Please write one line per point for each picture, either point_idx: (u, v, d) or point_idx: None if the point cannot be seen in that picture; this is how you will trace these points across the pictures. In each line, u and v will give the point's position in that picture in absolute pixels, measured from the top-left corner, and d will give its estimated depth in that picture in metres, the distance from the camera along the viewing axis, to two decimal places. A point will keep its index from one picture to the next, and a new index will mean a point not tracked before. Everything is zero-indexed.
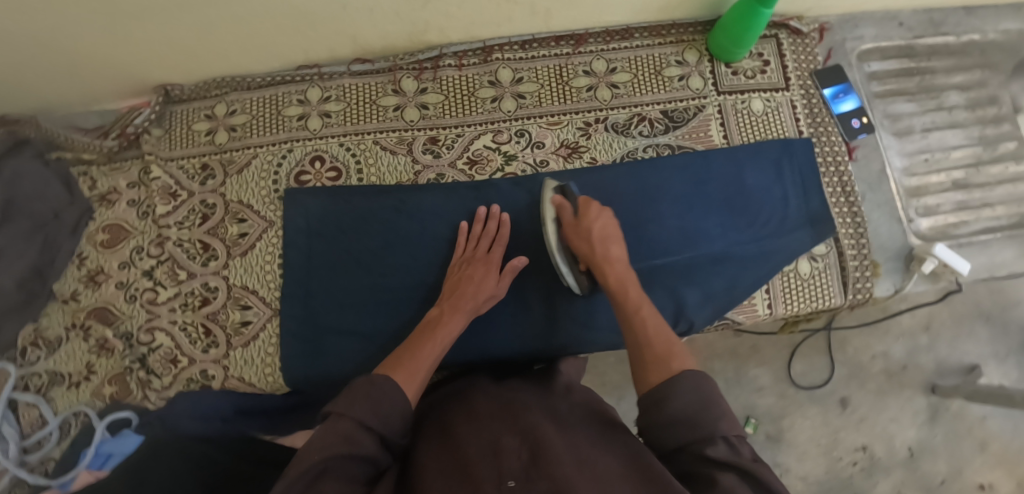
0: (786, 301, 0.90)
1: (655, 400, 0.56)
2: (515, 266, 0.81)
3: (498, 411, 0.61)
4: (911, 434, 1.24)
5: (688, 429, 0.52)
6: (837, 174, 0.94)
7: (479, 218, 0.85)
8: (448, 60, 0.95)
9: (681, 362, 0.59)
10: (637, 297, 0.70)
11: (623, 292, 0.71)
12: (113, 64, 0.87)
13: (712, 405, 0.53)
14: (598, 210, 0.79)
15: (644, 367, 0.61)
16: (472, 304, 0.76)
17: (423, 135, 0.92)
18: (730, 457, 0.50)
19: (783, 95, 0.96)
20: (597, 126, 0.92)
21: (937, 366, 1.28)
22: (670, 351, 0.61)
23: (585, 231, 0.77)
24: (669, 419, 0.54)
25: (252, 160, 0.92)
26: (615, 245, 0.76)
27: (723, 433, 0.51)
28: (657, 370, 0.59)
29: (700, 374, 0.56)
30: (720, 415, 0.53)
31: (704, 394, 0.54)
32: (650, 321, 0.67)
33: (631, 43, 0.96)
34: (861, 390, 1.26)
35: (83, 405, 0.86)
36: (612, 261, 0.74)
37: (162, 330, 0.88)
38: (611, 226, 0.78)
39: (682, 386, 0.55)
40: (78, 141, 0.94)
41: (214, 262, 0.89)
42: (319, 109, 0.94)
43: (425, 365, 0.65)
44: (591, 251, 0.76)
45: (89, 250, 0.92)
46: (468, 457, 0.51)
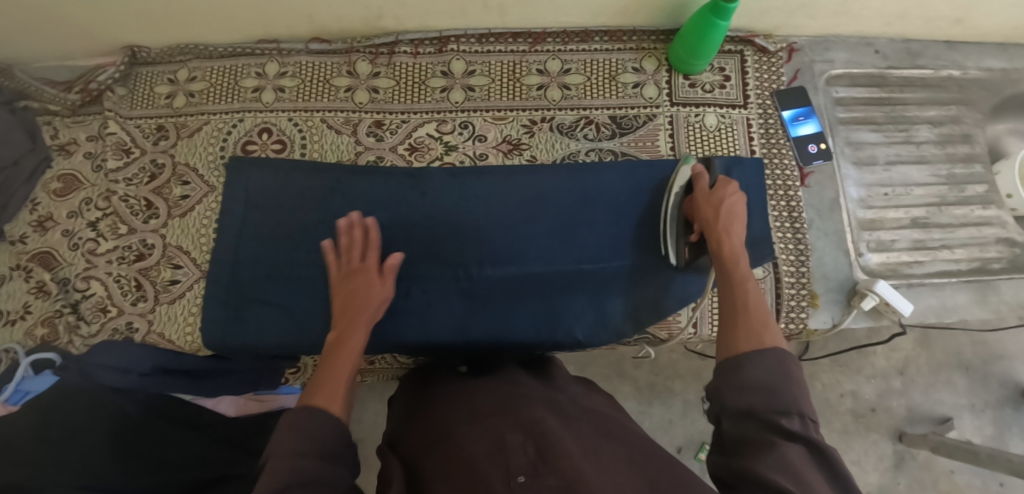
0: (712, 323, 0.90)
1: (735, 364, 0.57)
2: (394, 262, 0.82)
3: (505, 402, 0.64)
4: (871, 480, 1.19)
5: (761, 399, 0.53)
6: (785, 198, 0.91)
7: (343, 231, 0.83)
8: (403, 47, 0.95)
9: (774, 335, 0.60)
10: (745, 271, 0.70)
11: (736, 263, 0.71)
12: (80, 24, 0.91)
13: (785, 384, 0.54)
14: (733, 188, 0.79)
15: (736, 329, 0.62)
16: (369, 315, 0.76)
17: (369, 117, 0.93)
18: (802, 431, 0.50)
19: (739, 112, 0.94)
20: (542, 125, 0.92)
21: (909, 412, 1.22)
22: (767, 322, 0.62)
23: (717, 200, 0.78)
24: (746, 387, 0.55)
25: (204, 126, 0.95)
26: (735, 221, 0.76)
27: (797, 410, 0.52)
28: (749, 336, 0.60)
29: (788, 355, 0.58)
30: (800, 394, 0.53)
31: (779, 373, 0.55)
32: (754, 293, 0.67)
33: (590, 47, 0.95)
34: (825, 428, 1.21)
35: (14, 343, 0.90)
36: (731, 235, 0.74)
37: (98, 279, 0.91)
38: (741, 206, 0.79)
39: (765, 355, 0.57)
40: (45, 93, 0.98)
41: (154, 220, 0.92)
42: (273, 84, 0.96)
43: (345, 382, 0.66)
44: (715, 218, 0.76)
45: (43, 197, 0.95)
46: (474, 456, 0.55)
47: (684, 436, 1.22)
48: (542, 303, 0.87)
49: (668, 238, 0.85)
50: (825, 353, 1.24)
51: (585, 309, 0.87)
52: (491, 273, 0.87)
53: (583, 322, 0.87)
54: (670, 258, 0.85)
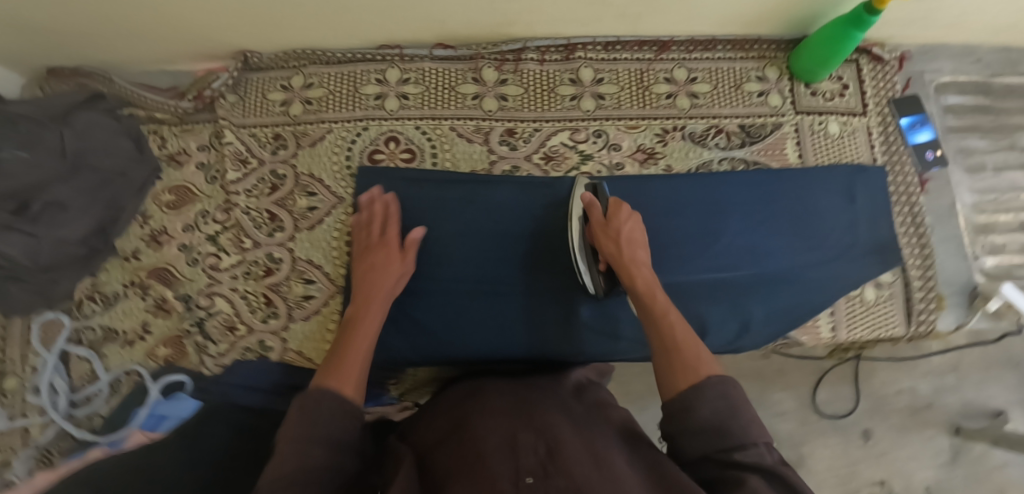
0: (850, 326, 0.90)
1: (682, 404, 0.54)
2: (416, 238, 0.82)
3: (517, 403, 0.59)
4: (929, 473, 1.23)
5: (715, 435, 0.51)
6: (908, 205, 0.93)
7: (364, 205, 0.85)
8: (530, 53, 0.94)
9: (710, 368, 0.57)
10: (663, 300, 0.68)
11: (652, 296, 0.69)
12: (196, 29, 0.87)
13: (741, 413, 0.52)
14: (627, 212, 0.78)
15: (671, 371, 0.58)
16: (387, 289, 0.76)
17: (500, 126, 0.91)
18: (759, 462, 0.48)
19: (859, 120, 0.95)
20: (674, 133, 0.92)
21: (962, 407, 1.26)
22: (698, 356, 0.58)
23: (613, 232, 0.76)
24: (697, 425, 0.52)
25: (326, 135, 0.92)
26: (638, 247, 0.75)
27: (753, 440, 0.50)
28: (686, 373, 0.56)
29: (726, 377, 0.55)
30: (752, 420, 0.52)
31: (732, 401, 0.52)
32: (678, 324, 0.64)
33: (713, 55, 0.96)
34: (884, 423, 1.26)
35: (136, 364, 0.86)
36: (638, 264, 0.73)
37: (223, 296, 0.87)
38: (638, 230, 0.78)
39: (710, 391, 0.53)
40: (151, 101, 0.94)
41: (280, 234, 0.89)
42: (396, 91, 0.93)
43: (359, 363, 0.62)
44: (619, 252, 0.74)
45: (154, 210, 0.92)
46: (483, 449, 0.48)
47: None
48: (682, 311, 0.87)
49: (583, 271, 0.81)
50: (887, 356, 1.27)
51: (729, 317, 0.88)
52: None
53: (723, 331, 0.88)
54: (588, 288, 0.82)
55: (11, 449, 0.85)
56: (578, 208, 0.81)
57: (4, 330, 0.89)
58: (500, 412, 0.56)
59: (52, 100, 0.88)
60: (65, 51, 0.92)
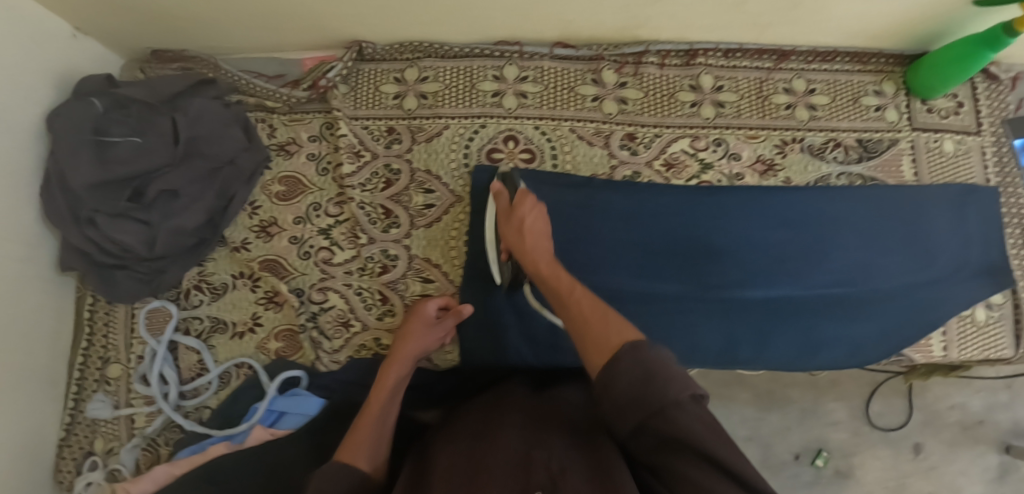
0: (961, 346, 0.90)
1: (602, 384, 0.51)
2: (464, 313, 0.80)
3: (535, 421, 0.59)
4: (977, 490, 1.23)
5: (639, 409, 0.48)
6: (1019, 227, 0.94)
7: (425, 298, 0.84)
8: (651, 57, 0.92)
9: (622, 332, 0.55)
10: (568, 281, 0.67)
11: (558, 279, 0.67)
12: (320, 17, 0.85)
13: (658, 377, 0.48)
14: (529, 202, 0.76)
15: (585, 349, 0.57)
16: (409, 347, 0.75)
17: (621, 129, 0.90)
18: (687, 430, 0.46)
19: (973, 139, 0.94)
20: (793, 145, 0.92)
21: (1014, 425, 1.25)
22: (611, 325, 0.57)
23: (516, 220, 0.75)
24: (620, 398, 0.49)
25: (443, 131, 0.90)
26: (536, 233, 0.73)
27: (673, 401, 0.47)
28: (597, 350, 0.54)
29: (641, 344, 0.51)
30: (667, 383, 0.48)
31: (650, 367, 0.49)
32: (585, 300, 0.63)
33: (832, 67, 0.94)
34: (935, 438, 1.25)
35: (247, 357, 0.85)
36: (535, 253, 0.71)
37: (335, 291, 0.86)
38: (542, 220, 0.75)
39: (624, 359, 0.51)
40: (259, 87, 0.92)
41: (395, 230, 0.87)
42: (515, 88, 0.91)
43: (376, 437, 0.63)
44: (517, 242, 0.73)
45: (263, 200, 0.90)
46: (494, 463, 0.50)
47: (801, 443, 1.25)
48: (801, 325, 0.86)
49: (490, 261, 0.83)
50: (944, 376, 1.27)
51: (848, 333, 0.87)
52: (754, 295, 0.86)
53: (841, 346, 0.87)
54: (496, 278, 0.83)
55: (117, 437, 0.85)
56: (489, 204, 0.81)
57: (110, 315, 0.89)
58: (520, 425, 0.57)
59: (159, 85, 0.86)
60: (173, 35, 0.91)
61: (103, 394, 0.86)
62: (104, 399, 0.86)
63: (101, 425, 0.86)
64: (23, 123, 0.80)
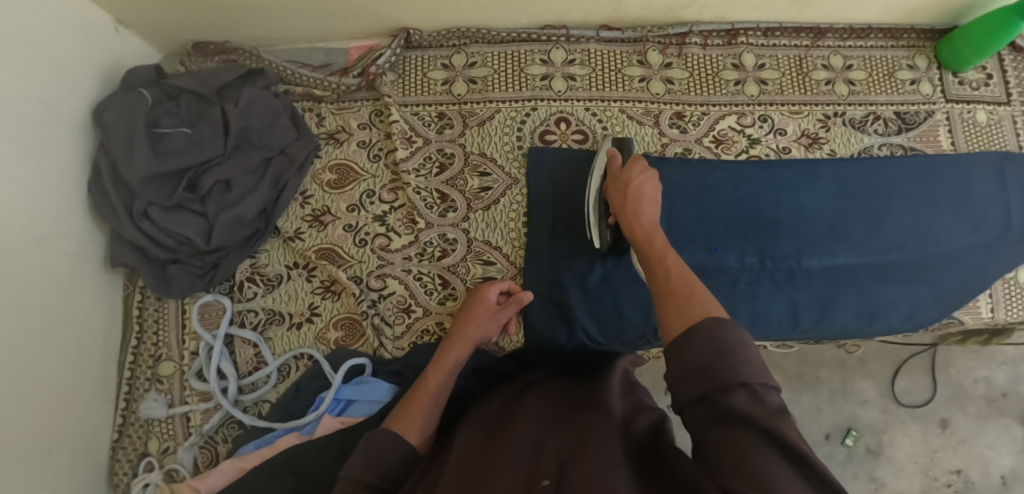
0: (1008, 307, 0.92)
1: (675, 351, 0.49)
2: (525, 300, 0.78)
3: (553, 415, 0.61)
4: (1005, 461, 1.25)
5: (706, 380, 0.45)
6: None
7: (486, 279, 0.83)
8: (694, 38, 0.94)
9: (705, 308, 0.52)
10: (664, 247, 0.64)
11: (650, 245, 0.65)
12: (374, 5, 0.86)
13: (732, 354, 0.46)
14: (641, 168, 0.74)
15: (669, 311, 0.54)
16: (476, 330, 0.76)
17: (669, 108, 0.92)
18: (750, 409, 0.43)
19: (1004, 109, 0.97)
20: (835, 119, 0.94)
21: None
22: (693, 297, 0.54)
23: (623, 183, 0.72)
24: (688, 369, 0.47)
25: (494, 114, 0.90)
26: (645, 202, 0.70)
27: (741, 383, 0.44)
28: (677, 319, 0.52)
29: (722, 323, 0.49)
30: (740, 362, 0.45)
31: (722, 343, 0.47)
32: (676, 269, 0.60)
33: (867, 43, 0.97)
34: (961, 412, 1.27)
35: (307, 347, 0.83)
36: (641, 216, 0.68)
37: (395, 278, 0.85)
38: (652, 185, 0.73)
39: (698, 334, 0.48)
40: (308, 77, 0.91)
41: (453, 214, 0.86)
42: (563, 71, 0.92)
43: (427, 410, 0.66)
44: (624, 205, 0.70)
45: (315, 189, 0.89)
46: (507, 455, 0.52)
47: (832, 423, 1.26)
48: (860, 293, 0.88)
49: (592, 225, 0.78)
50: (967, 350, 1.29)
51: (907, 299, 0.89)
52: (812, 265, 0.88)
53: (898, 311, 0.89)
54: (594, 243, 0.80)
55: (173, 437, 0.83)
56: (599, 162, 0.79)
57: (160, 312, 0.87)
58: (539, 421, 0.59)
59: (208, 76, 0.87)
60: (218, 26, 0.91)
61: (156, 393, 0.84)
62: (157, 398, 0.83)
63: (155, 425, 0.83)
64: (73, 117, 0.79)
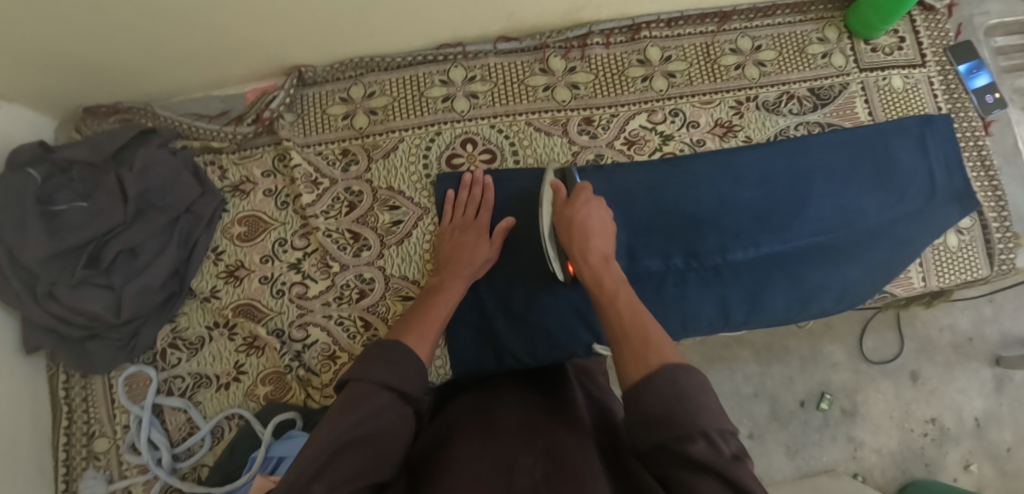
0: (939, 273, 0.92)
1: (632, 397, 0.48)
2: (505, 226, 0.81)
3: (522, 428, 0.59)
4: (978, 405, 1.25)
5: (662, 428, 0.44)
6: (977, 149, 0.95)
7: (464, 185, 0.84)
8: (596, 38, 0.92)
9: (658, 353, 0.51)
10: (613, 283, 0.63)
11: (600, 283, 0.64)
12: (256, 47, 0.83)
13: (688, 400, 0.45)
14: (587, 199, 0.74)
15: (622, 359, 0.53)
16: (470, 269, 0.78)
17: (577, 115, 0.89)
18: (709, 456, 0.42)
19: (920, 72, 0.96)
20: (748, 104, 0.92)
21: (1003, 338, 1.27)
22: (646, 339, 0.53)
23: (568, 218, 0.73)
24: (643, 417, 0.46)
25: (398, 144, 0.88)
26: (592, 234, 0.71)
27: (701, 432, 0.43)
28: (633, 364, 0.51)
29: (683, 364, 0.48)
30: (702, 409, 0.44)
31: (682, 388, 0.46)
32: (628, 307, 0.59)
33: (773, 21, 0.95)
34: (931, 362, 1.27)
35: (236, 407, 0.83)
36: (589, 252, 0.68)
37: (317, 325, 0.84)
38: (598, 216, 0.73)
39: (657, 380, 0.47)
40: (203, 129, 0.89)
41: (367, 252, 0.85)
42: (464, 90, 0.90)
43: (436, 326, 0.69)
44: (571, 241, 0.71)
45: (225, 244, 0.87)
46: (481, 470, 0.49)
47: (805, 390, 1.26)
48: (790, 279, 0.86)
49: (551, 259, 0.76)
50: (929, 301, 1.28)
51: (838, 277, 0.87)
52: (740, 258, 0.85)
53: (829, 293, 0.88)
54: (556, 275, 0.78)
55: None
56: (544, 194, 0.77)
57: (87, 389, 0.85)
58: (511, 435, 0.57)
59: (101, 142, 0.83)
60: (107, 89, 0.86)
61: (94, 471, 0.82)
62: (96, 476, 0.82)
63: None
64: None
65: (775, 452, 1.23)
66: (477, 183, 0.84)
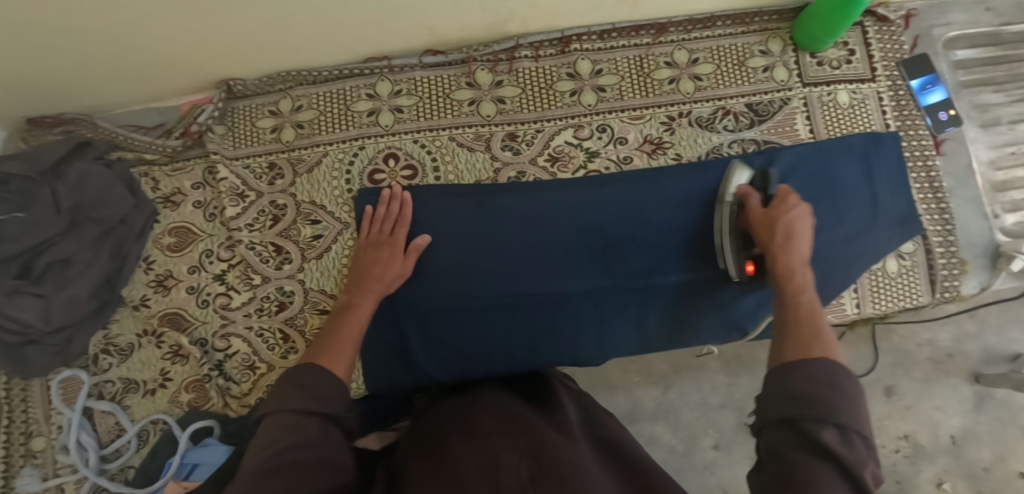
0: (875, 301, 0.88)
1: (784, 373, 0.51)
2: (419, 245, 0.81)
3: (505, 422, 0.61)
4: (955, 422, 1.14)
5: (796, 407, 0.47)
6: (925, 169, 0.90)
7: (383, 200, 0.84)
8: (524, 51, 0.91)
9: (824, 350, 0.54)
10: (802, 283, 0.65)
11: (790, 279, 0.66)
12: (179, 63, 0.84)
13: (838, 390, 0.47)
14: (794, 202, 0.73)
15: (783, 345, 0.57)
16: (382, 286, 0.78)
17: (501, 130, 0.89)
18: (838, 445, 0.43)
19: (869, 87, 0.91)
20: (680, 120, 0.89)
21: (984, 354, 1.16)
22: (818, 337, 0.56)
23: (771, 216, 0.73)
24: (791, 393, 0.48)
25: (323, 158, 0.89)
26: (799, 238, 0.70)
27: (839, 420, 0.45)
28: (796, 349, 0.55)
29: (846, 368, 0.50)
30: (845, 403, 0.46)
31: (830, 380, 0.48)
32: (807, 308, 0.61)
33: (714, 32, 0.92)
34: (907, 378, 1.16)
35: (161, 412, 0.86)
36: (794, 251, 0.69)
37: (238, 336, 0.86)
38: (805, 221, 0.72)
39: (812, 366, 0.50)
40: (138, 141, 0.92)
41: (288, 266, 0.86)
42: (389, 104, 0.90)
43: (350, 345, 0.68)
44: (768, 237, 0.72)
45: (156, 254, 0.90)
46: (465, 472, 0.50)
47: None
48: (711, 304, 0.85)
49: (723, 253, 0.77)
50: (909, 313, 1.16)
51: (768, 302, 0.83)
52: (657, 282, 0.84)
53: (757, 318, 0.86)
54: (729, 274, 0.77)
55: None
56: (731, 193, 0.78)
57: (26, 391, 0.89)
58: (498, 429, 0.58)
59: (40, 155, 0.84)
60: (44, 102, 0.89)
61: (31, 468, 0.87)
62: (32, 473, 0.86)
63: None
64: None
65: None
66: (393, 196, 0.84)
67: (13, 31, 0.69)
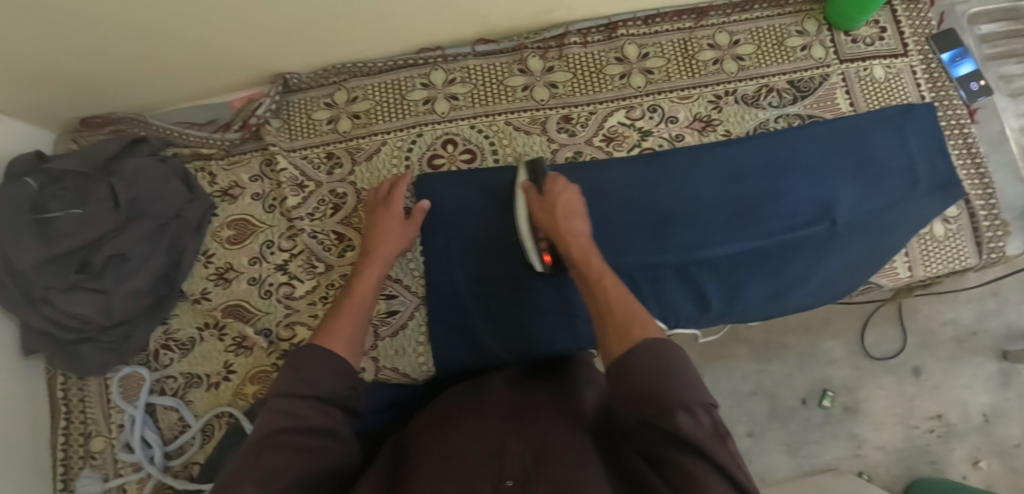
0: (925, 264, 0.91)
1: (616, 374, 0.48)
2: (422, 208, 0.82)
3: (511, 408, 0.56)
4: (983, 400, 1.14)
5: (647, 404, 0.45)
6: (962, 136, 0.94)
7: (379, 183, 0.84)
8: (573, 37, 0.94)
9: (644, 331, 0.51)
10: (598, 265, 0.63)
11: (587, 263, 0.64)
12: (236, 56, 0.84)
13: (673, 373, 0.46)
14: (563, 184, 0.75)
15: (604, 338, 0.53)
16: (388, 251, 0.76)
17: (555, 113, 0.91)
18: (694, 432, 0.43)
19: (902, 61, 0.95)
20: (727, 98, 0.93)
21: (1007, 330, 1.16)
22: (631, 316, 0.54)
23: (549, 206, 0.73)
24: (629, 389, 0.46)
25: (381, 147, 0.90)
26: (574, 220, 0.70)
27: (683, 403, 0.44)
28: (619, 340, 0.51)
29: (667, 341, 0.49)
30: (687, 382, 0.46)
31: (665, 363, 0.47)
32: (613, 288, 0.59)
33: (751, 15, 0.96)
34: (934, 357, 1.16)
35: (226, 406, 0.85)
36: (574, 233, 0.69)
37: (304, 324, 0.86)
38: (575, 201, 0.74)
39: (639, 354, 0.48)
40: (193, 137, 0.93)
41: (352, 253, 0.87)
42: (445, 92, 0.92)
43: (354, 317, 0.63)
44: (556, 225, 0.71)
45: (215, 247, 0.90)
46: (465, 452, 0.46)
47: (806, 387, 1.15)
48: (768, 273, 0.85)
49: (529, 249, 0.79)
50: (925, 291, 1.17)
51: (817, 270, 0.86)
52: (718, 254, 0.83)
53: (809, 286, 0.87)
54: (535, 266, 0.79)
55: None
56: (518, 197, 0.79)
57: (84, 390, 0.87)
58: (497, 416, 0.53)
59: (91, 151, 0.84)
60: (96, 102, 0.89)
61: (90, 470, 0.85)
62: (92, 474, 0.84)
63: None
64: None
65: (777, 450, 1.14)
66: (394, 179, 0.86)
67: (91, 29, 0.70)
